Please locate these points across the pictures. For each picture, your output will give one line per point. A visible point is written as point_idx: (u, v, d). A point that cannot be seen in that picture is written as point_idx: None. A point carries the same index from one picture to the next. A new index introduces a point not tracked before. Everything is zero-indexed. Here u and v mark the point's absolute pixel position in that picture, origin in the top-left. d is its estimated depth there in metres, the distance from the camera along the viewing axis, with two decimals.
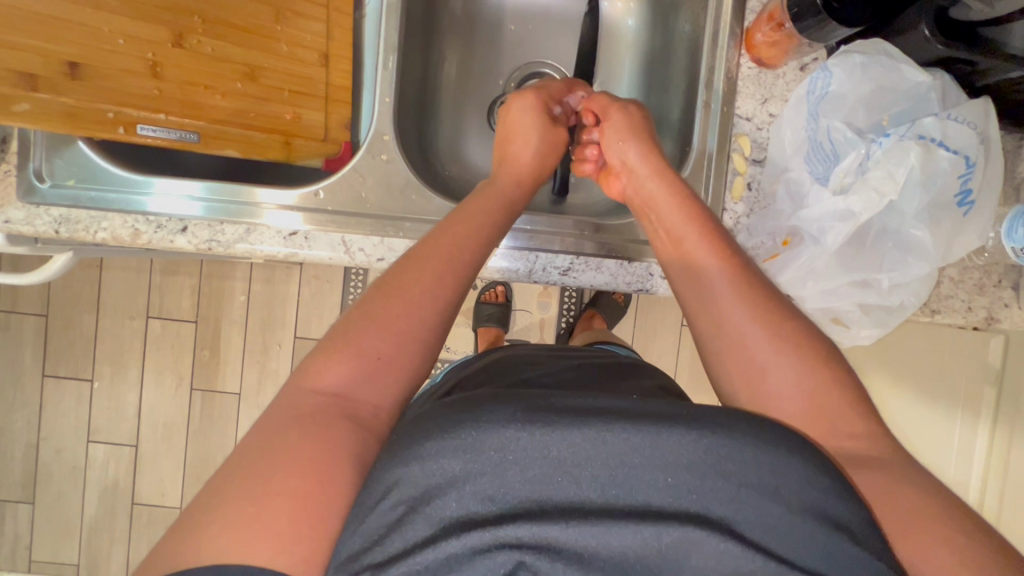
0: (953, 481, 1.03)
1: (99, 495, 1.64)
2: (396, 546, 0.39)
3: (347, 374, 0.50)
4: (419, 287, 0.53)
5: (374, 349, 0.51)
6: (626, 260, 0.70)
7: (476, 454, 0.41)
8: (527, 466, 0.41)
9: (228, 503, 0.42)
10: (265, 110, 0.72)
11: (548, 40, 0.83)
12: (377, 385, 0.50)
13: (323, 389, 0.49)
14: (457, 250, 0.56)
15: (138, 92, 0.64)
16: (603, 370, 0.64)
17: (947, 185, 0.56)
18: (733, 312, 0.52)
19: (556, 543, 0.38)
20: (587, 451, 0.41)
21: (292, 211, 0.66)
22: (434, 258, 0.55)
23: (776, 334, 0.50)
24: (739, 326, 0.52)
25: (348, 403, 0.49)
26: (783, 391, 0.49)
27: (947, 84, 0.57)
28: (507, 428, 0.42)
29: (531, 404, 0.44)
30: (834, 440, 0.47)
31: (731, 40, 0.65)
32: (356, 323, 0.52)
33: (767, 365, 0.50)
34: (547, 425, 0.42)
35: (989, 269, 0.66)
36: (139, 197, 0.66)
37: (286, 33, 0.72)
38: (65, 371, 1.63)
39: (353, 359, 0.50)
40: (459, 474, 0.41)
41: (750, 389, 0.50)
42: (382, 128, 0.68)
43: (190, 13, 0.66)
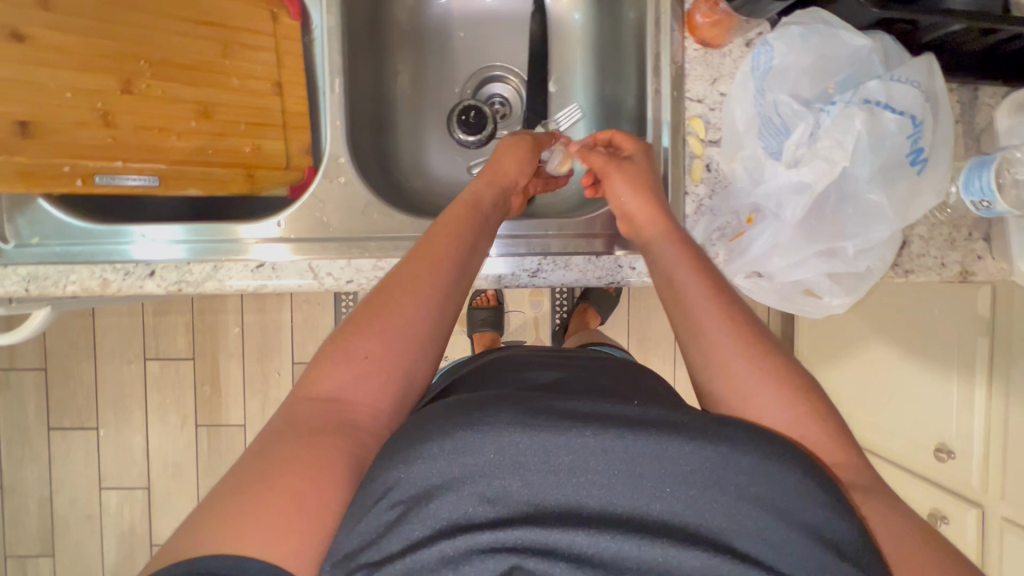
0: (957, 435, 1.02)
1: (117, 540, 1.65)
2: (393, 545, 0.39)
3: (340, 377, 0.51)
4: (404, 291, 0.54)
5: (364, 348, 0.52)
6: (594, 255, 0.68)
7: (475, 457, 0.42)
8: (527, 468, 0.41)
9: (212, 514, 0.41)
10: (224, 145, 0.73)
11: (497, 43, 0.83)
12: (370, 386, 0.51)
13: (320, 396, 0.50)
14: (437, 260, 0.57)
15: (94, 143, 0.65)
16: (592, 372, 0.64)
17: (897, 146, 0.56)
18: (709, 323, 0.53)
19: (552, 546, 0.39)
20: (586, 459, 0.42)
21: (275, 242, 0.66)
22: (417, 267, 0.56)
23: (754, 357, 0.51)
24: (717, 338, 0.52)
25: (344, 403, 0.50)
26: (774, 406, 0.49)
27: (887, 45, 0.57)
28: (509, 432, 0.42)
29: (533, 408, 0.45)
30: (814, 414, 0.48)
31: (674, 23, 0.64)
32: (344, 330, 0.53)
33: (748, 385, 0.50)
34: (548, 431, 0.42)
35: (958, 223, 0.65)
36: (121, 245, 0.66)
37: (235, 67, 0.73)
38: (70, 422, 1.64)
39: (345, 363, 0.51)
40: (457, 475, 0.41)
41: (729, 380, 0.51)
42: (336, 152, 0.67)
43: (136, 58, 0.67)
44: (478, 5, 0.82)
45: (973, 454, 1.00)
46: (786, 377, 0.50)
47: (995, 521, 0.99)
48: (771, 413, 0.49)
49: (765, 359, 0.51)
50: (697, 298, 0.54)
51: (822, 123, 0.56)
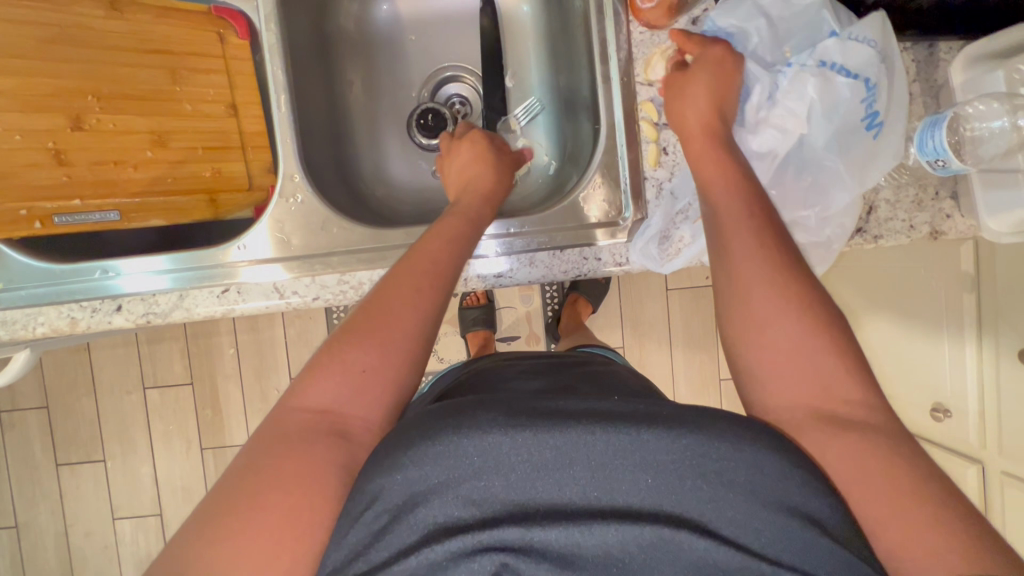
0: (953, 392, 1.01)
1: (136, 567, 1.67)
2: (381, 552, 0.39)
3: (334, 388, 0.49)
4: (403, 303, 0.52)
5: (359, 364, 0.49)
6: (558, 249, 0.66)
7: (457, 460, 0.41)
8: (509, 469, 0.41)
9: (196, 540, 0.41)
10: (184, 172, 0.74)
11: (449, 43, 0.82)
12: (366, 399, 0.49)
13: (312, 406, 0.48)
14: (433, 272, 0.54)
15: (48, 183, 0.66)
16: (568, 372, 0.65)
17: (852, 109, 0.57)
18: (764, 303, 0.48)
19: (537, 545, 0.39)
20: (567, 454, 0.41)
21: (270, 263, 0.66)
22: (415, 278, 0.54)
23: (819, 342, 0.47)
24: (774, 315, 0.48)
25: (338, 415, 0.48)
26: (837, 394, 0.46)
27: (838, 3, 0.58)
28: (489, 433, 0.42)
29: (512, 409, 0.44)
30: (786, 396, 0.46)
31: (618, 6, 0.63)
32: (342, 335, 0.51)
33: (808, 373, 0.46)
34: (528, 429, 0.42)
35: (924, 182, 0.64)
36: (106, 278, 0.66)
37: (186, 92, 0.73)
38: (77, 456, 1.65)
39: (341, 372, 0.49)
40: (439, 480, 0.41)
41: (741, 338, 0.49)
42: (290, 169, 0.66)
43: (83, 93, 0.67)
44: (426, 5, 0.81)
45: (969, 411, 0.99)
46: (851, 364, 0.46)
47: (995, 476, 0.99)
48: (826, 404, 0.46)
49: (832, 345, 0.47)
50: (748, 260, 0.50)
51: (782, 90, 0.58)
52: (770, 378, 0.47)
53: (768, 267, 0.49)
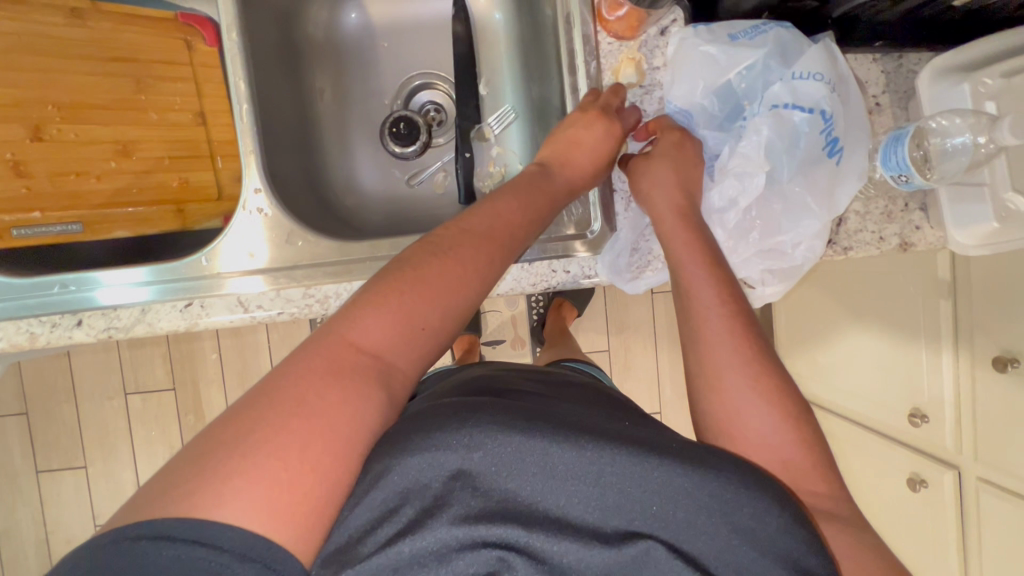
0: (930, 398, 1.02)
1: None
2: (382, 536, 0.38)
3: (390, 335, 0.45)
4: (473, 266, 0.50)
5: (419, 320, 0.47)
6: (527, 260, 0.64)
7: (474, 453, 0.41)
8: (523, 469, 0.41)
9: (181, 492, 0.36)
10: (150, 183, 0.72)
11: (421, 50, 0.81)
12: (418, 356, 0.47)
13: (366, 349, 0.44)
14: (505, 246, 0.53)
15: (6, 195, 0.64)
16: (538, 377, 0.65)
17: (811, 142, 0.57)
18: (716, 351, 0.51)
19: (537, 551, 0.39)
20: (582, 464, 0.41)
21: (252, 274, 0.65)
22: (488, 245, 0.52)
23: (757, 386, 0.49)
24: (719, 361, 0.51)
25: (388, 366, 0.45)
26: (771, 439, 0.48)
27: (781, 37, 0.57)
28: (507, 433, 0.42)
29: (531, 415, 0.45)
30: (745, 425, 0.49)
31: (586, 17, 0.62)
32: (407, 278, 0.47)
33: (747, 421, 0.49)
34: (547, 435, 0.42)
35: (893, 195, 0.64)
36: (81, 291, 0.64)
37: (152, 101, 0.72)
38: (58, 463, 1.63)
39: (399, 321, 0.46)
40: (453, 472, 0.41)
41: (713, 386, 0.51)
42: (254, 181, 0.65)
43: (43, 104, 0.66)
44: (397, 12, 0.80)
45: (946, 417, 1.00)
46: (790, 408, 0.49)
47: (971, 481, 1.00)
48: (768, 446, 0.48)
49: (771, 393, 0.49)
50: (705, 299, 0.53)
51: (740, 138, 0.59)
52: (748, 418, 0.49)
53: (727, 325, 0.52)
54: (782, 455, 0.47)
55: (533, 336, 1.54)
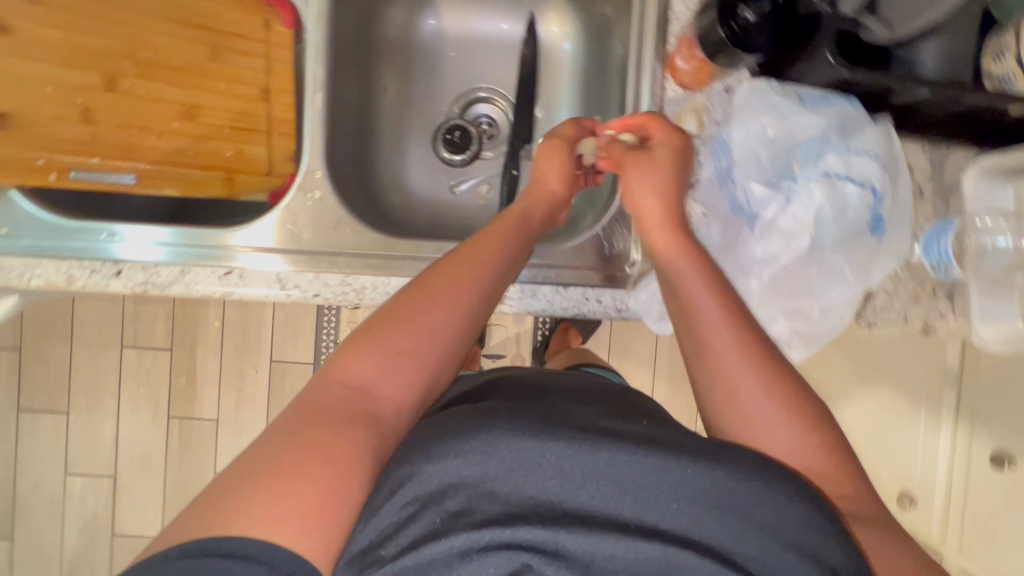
0: (921, 482, 1.02)
1: (80, 527, 1.63)
2: (407, 539, 0.40)
3: (369, 368, 0.50)
4: (446, 292, 0.53)
5: (394, 345, 0.51)
6: (563, 285, 0.66)
7: (490, 458, 0.42)
8: (537, 474, 0.42)
9: (215, 512, 0.39)
10: (206, 148, 0.74)
11: (487, 65, 0.84)
12: (400, 379, 0.50)
13: (348, 384, 0.49)
14: (480, 265, 0.56)
15: (70, 138, 0.65)
16: (571, 383, 0.65)
17: (859, 215, 0.60)
18: (731, 369, 0.50)
19: (561, 550, 0.39)
20: (593, 467, 0.42)
21: (265, 252, 0.66)
22: (459, 271, 0.55)
23: (773, 396, 0.49)
24: (736, 379, 0.50)
25: (370, 396, 0.49)
26: (796, 448, 0.47)
27: (847, 112, 0.59)
28: (519, 437, 0.43)
29: (543, 420, 0.46)
30: (771, 444, 0.48)
31: (655, 65, 0.65)
32: (379, 318, 0.53)
33: (770, 435, 0.48)
34: (558, 440, 0.43)
35: (923, 280, 0.65)
36: (102, 241, 0.66)
37: (223, 70, 0.74)
38: (41, 404, 1.62)
39: (376, 354, 0.50)
40: (470, 477, 0.42)
41: (726, 400, 0.50)
42: (314, 165, 0.67)
43: (122, 57, 0.67)
44: (471, 27, 0.83)
45: (934, 503, 1.00)
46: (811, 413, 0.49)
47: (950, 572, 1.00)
48: (795, 456, 0.47)
49: (791, 401, 0.49)
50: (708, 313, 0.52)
51: (790, 199, 0.60)
52: (768, 430, 0.48)
53: (735, 333, 0.51)
54: (811, 468, 0.47)
55: (535, 356, 1.54)
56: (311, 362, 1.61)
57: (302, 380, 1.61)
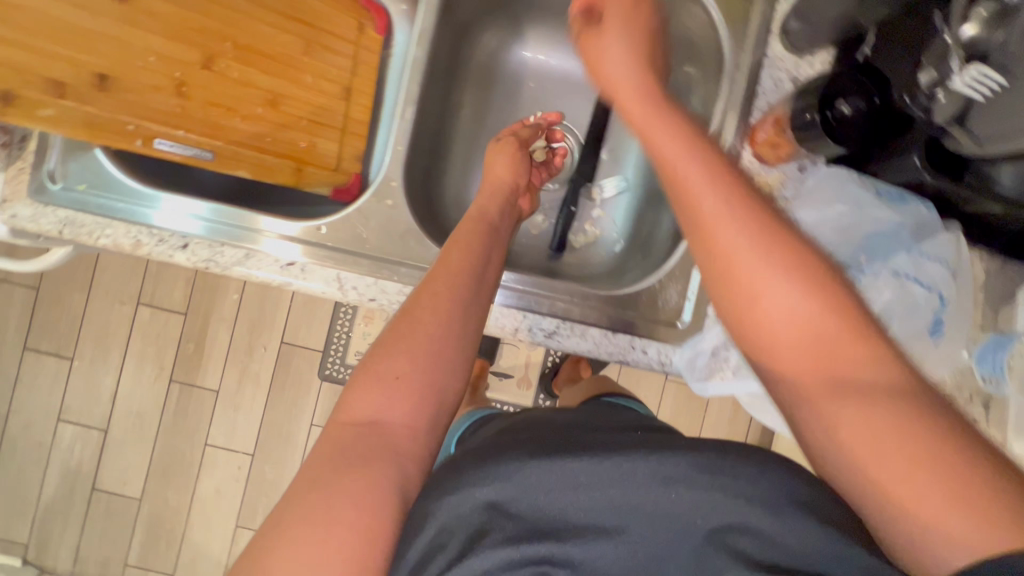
0: None
1: (61, 475, 1.62)
2: (439, 563, 0.41)
3: (376, 401, 0.49)
4: (430, 313, 0.53)
5: (392, 370, 0.50)
6: (611, 330, 0.68)
7: (502, 481, 0.44)
8: (546, 495, 0.43)
9: (273, 531, 0.41)
10: (283, 137, 0.76)
11: (562, 102, 0.86)
12: (405, 404, 0.50)
13: (357, 421, 0.48)
14: (460, 276, 0.57)
15: (161, 108, 0.67)
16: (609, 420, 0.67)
17: (924, 317, 0.61)
18: (771, 315, 0.45)
19: (574, 558, 0.40)
20: (586, 474, 0.43)
21: (292, 241, 0.67)
22: (439, 289, 0.55)
23: (840, 342, 0.43)
24: (784, 339, 0.45)
25: (382, 428, 0.48)
26: (883, 417, 0.39)
27: (921, 215, 0.62)
28: (526, 465, 0.45)
29: (544, 449, 0.48)
30: (836, 382, 0.42)
31: (735, 136, 0.68)
32: (373, 352, 0.52)
33: (833, 396, 0.42)
34: (552, 459, 0.45)
35: (964, 385, 0.65)
36: (139, 206, 0.67)
37: (313, 65, 0.76)
38: (47, 346, 1.62)
39: (377, 386, 0.50)
40: (488, 502, 0.43)
41: (765, 344, 0.46)
42: (391, 174, 0.69)
43: (223, 38, 0.68)
44: (554, 63, 0.86)
45: None
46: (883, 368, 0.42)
47: None
48: (878, 434, 0.39)
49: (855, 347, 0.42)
50: (741, 255, 0.46)
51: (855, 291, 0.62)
52: (832, 382, 0.43)
53: (769, 264, 0.45)
54: (907, 436, 0.38)
55: (542, 382, 1.55)
56: (320, 349, 1.61)
57: (308, 366, 1.61)
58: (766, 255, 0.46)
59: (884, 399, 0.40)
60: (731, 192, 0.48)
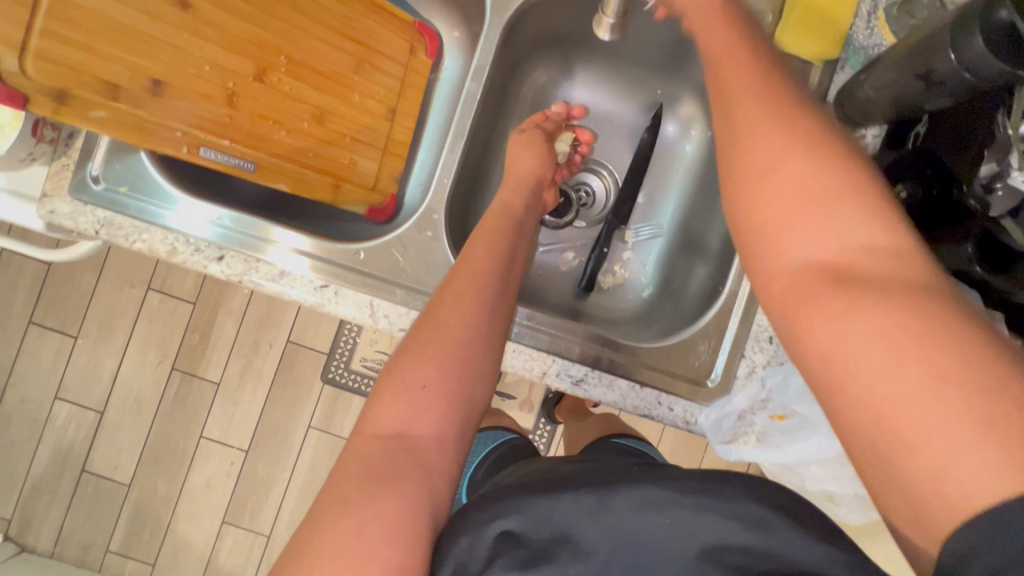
0: None
1: (52, 453, 1.61)
2: None
3: (402, 412, 0.49)
4: (453, 315, 0.54)
5: (418, 379, 0.51)
6: (638, 384, 0.68)
7: (514, 515, 0.42)
8: (559, 529, 0.42)
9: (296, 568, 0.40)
10: (326, 153, 0.76)
11: (603, 142, 0.87)
12: (431, 415, 0.50)
13: (385, 433, 0.49)
14: (480, 280, 0.58)
15: (209, 117, 0.65)
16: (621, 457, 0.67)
17: None
18: (796, 235, 0.40)
19: None
20: (602, 503, 0.42)
21: (303, 254, 0.68)
22: (463, 292, 0.56)
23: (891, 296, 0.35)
24: (826, 259, 0.39)
25: (410, 441, 0.48)
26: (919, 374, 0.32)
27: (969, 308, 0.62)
28: (538, 498, 0.43)
29: (558, 480, 0.45)
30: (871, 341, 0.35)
31: None
32: (398, 358, 0.52)
33: (886, 356, 0.34)
34: (568, 491, 0.43)
35: None
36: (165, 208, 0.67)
37: (362, 84, 0.76)
38: (52, 322, 1.61)
39: (403, 396, 0.50)
40: (501, 537, 0.41)
41: (781, 266, 0.41)
42: (433, 208, 0.72)
43: (278, 52, 0.68)
44: (600, 105, 0.87)
45: None
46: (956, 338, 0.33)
47: None
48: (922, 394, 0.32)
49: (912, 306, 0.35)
50: (778, 179, 0.41)
51: None
52: (881, 353, 0.34)
53: (804, 189, 0.40)
54: (958, 410, 0.31)
55: (544, 408, 1.53)
56: (326, 352, 1.61)
57: (313, 367, 1.60)
58: (809, 180, 0.40)
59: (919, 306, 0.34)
60: (765, 104, 0.44)
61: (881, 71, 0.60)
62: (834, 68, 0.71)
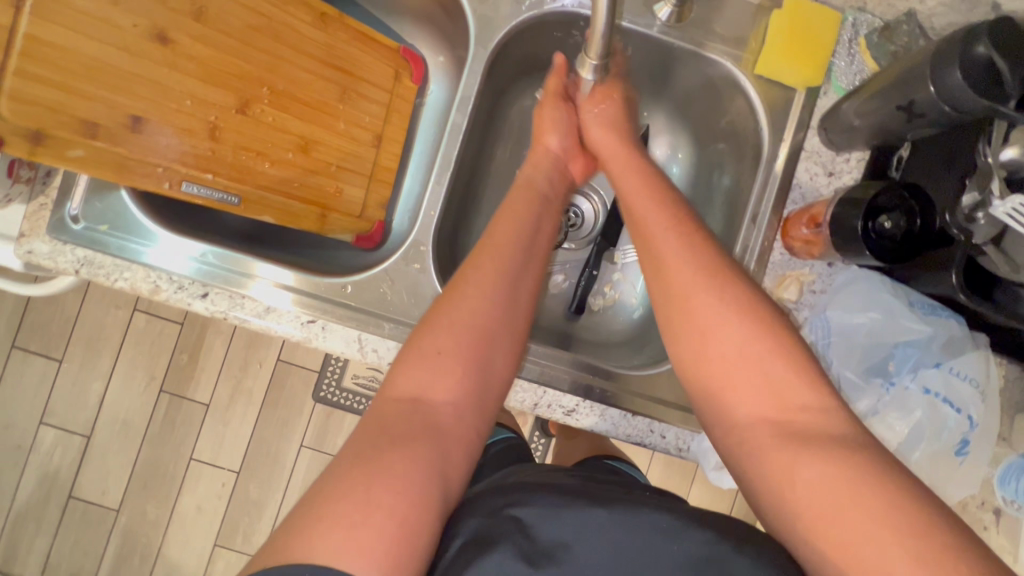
0: None
1: (37, 479, 1.57)
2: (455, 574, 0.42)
3: (420, 377, 0.52)
4: (474, 288, 0.56)
5: (434, 344, 0.53)
6: (630, 412, 0.68)
7: (530, 506, 0.45)
8: (567, 527, 0.43)
9: None
10: (311, 182, 0.75)
11: None
12: (447, 378, 0.52)
13: (402, 397, 0.51)
14: (504, 262, 0.59)
15: (191, 152, 0.64)
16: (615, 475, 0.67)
17: (952, 437, 0.63)
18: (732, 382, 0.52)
19: None
20: (610, 520, 0.43)
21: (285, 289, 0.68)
22: (484, 268, 0.58)
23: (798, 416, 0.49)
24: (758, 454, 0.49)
25: (425, 404, 0.51)
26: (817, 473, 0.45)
27: (955, 333, 0.62)
28: (556, 497, 0.45)
29: (578, 488, 0.47)
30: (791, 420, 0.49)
31: (769, 225, 0.71)
32: (418, 330, 0.55)
33: (794, 462, 0.47)
34: (585, 498, 0.45)
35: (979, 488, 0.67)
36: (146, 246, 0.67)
37: (346, 112, 0.76)
38: (36, 346, 1.58)
39: (421, 362, 0.52)
40: (513, 525, 0.44)
41: (724, 401, 0.53)
42: (420, 239, 0.71)
43: (260, 83, 0.67)
44: None
45: None
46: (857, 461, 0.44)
47: None
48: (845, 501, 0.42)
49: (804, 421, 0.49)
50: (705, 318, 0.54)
51: (887, 401, 0.63)
52: (802, 468, 0.46)
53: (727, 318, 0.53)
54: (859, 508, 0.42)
55: (537, 422, 1.53)
56: (317, 370, 1.59)
57: (304, 386, 1.59)
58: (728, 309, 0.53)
59: (826, 445, 0.46)
60: (673, 229, 0.58)
61: (865, 97, 0.61)
62: (816, 93, 0.72)
